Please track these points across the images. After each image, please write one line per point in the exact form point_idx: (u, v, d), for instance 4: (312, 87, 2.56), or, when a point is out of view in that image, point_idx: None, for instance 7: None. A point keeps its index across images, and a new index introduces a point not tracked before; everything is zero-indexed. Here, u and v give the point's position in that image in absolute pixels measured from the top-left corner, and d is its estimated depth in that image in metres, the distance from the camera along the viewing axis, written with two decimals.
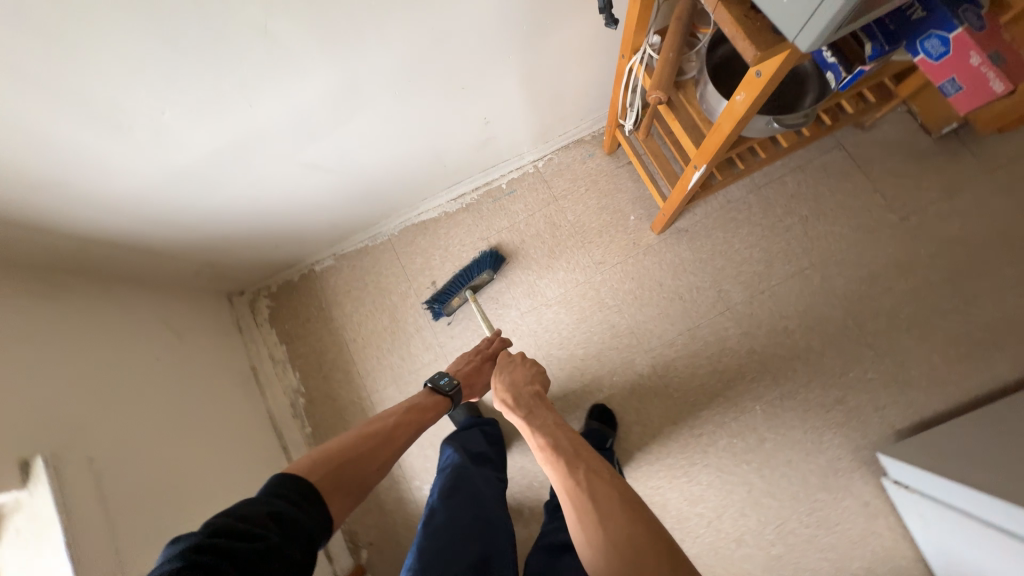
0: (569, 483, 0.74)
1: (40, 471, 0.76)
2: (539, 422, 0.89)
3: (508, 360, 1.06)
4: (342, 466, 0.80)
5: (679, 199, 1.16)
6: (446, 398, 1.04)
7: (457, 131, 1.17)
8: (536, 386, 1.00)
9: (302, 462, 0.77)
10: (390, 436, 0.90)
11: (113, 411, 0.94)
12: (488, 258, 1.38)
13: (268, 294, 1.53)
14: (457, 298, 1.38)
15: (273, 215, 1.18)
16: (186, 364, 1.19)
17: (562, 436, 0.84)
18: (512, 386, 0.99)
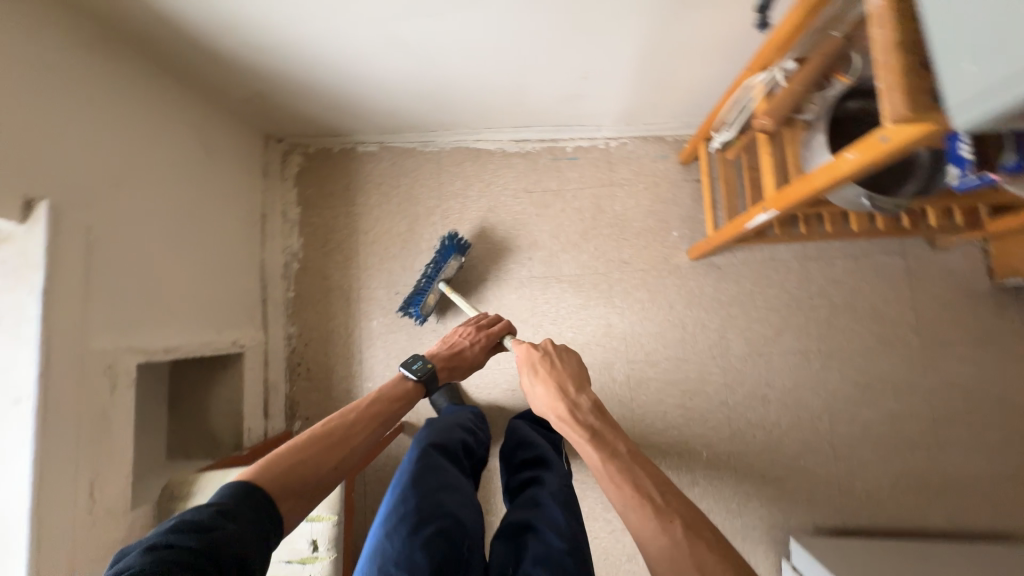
0: (662, 544, 0.63)
1: (42, 214, 0.77)
2: (609, 452, 0.75)
3: (554, 363, 0.89)
4: (303, 470, 0.75)
5: (730, 235, 1.12)
6: (419, 383, 0.97)
7: (555, 72, 1.11)
8: (592, 398, 0.84)
9: (253, 469, 0.72)
10: (355, 436, 0.84)
11: (120, 193, 0.93)
12: (450, 243, 1.31)
13: (303, 153, 1.51)
14: (432, 295, 1.31)
15: (341, 77, 1.12)
16: (205, 184, 1.18)
17: (639, 475, 0.72)
18: (567, 401, 0.84)
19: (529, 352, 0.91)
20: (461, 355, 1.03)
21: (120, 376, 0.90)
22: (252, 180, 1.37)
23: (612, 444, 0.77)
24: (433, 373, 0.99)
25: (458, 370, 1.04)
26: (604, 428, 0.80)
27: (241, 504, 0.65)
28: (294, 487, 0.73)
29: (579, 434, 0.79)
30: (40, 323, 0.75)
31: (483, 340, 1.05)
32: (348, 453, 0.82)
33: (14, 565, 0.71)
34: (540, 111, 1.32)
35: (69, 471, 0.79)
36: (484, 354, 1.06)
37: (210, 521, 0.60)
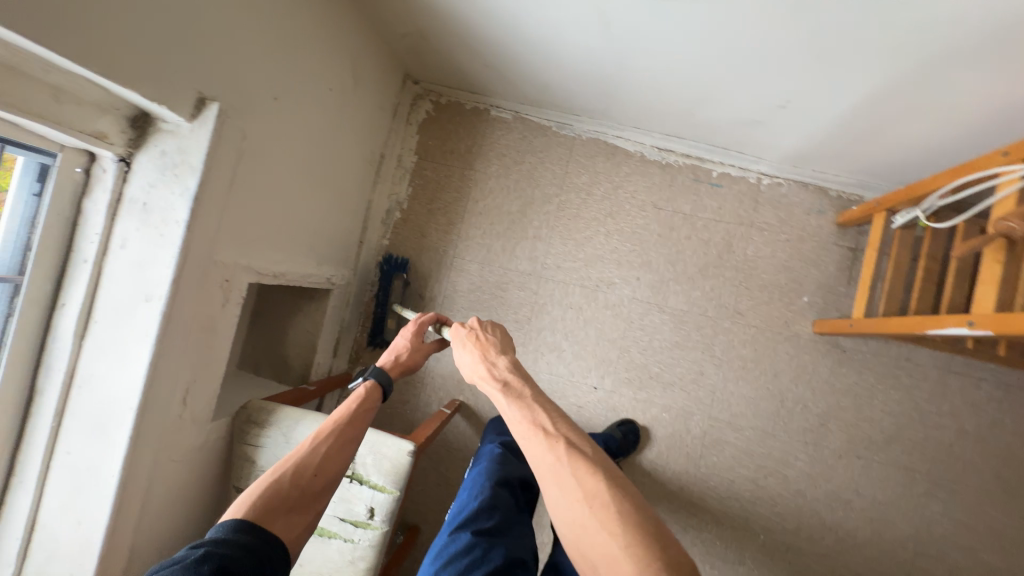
0: (549, 463, 0.63)
1: (210, 115, 0.73)
2: (512, 392, 0.74)
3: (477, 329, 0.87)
4: (287, 494, 0.68)
5: (889, 328, 0.98)
6: (374, 382, 0.89)
7: (752, 89, 0.98)
8: (506, 352, 0.82)
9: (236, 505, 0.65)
10: (328, 443, 0.76)
11: (278, 106, 0.89)
12: (396, 265, 1.38)
13: (434, 101, 1.44)
14: (391, 320, 1.35)
15: (514, 35, 1.02)
16: (346, 113, 1.14)
17: (536, 408, 0.71)
18: (483, 353, 0.82)
19: (455, 325, 0.89)
20: (400, 350, 0.98)
21: (233, 291, 0.89)
22: (382, 118, 1.32)
23: (517, 385, 0.75)
24: (375, 368, 0.93)
25: (408, 361, 0.97)
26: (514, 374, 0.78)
27: (234, 532, 0.60)
28: (281, 507, 0.66)
29: (488, 381, 0.77)
30: (183, 226, 0.73)
31: (413, 329, 0.99)
32: (330, 463, 0.74)
33: (112, 454, 0.72)
34: (705, 127, 1.19)
35: (172, 375, 0.79)
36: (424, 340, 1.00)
37: (183, 556, 0.54)
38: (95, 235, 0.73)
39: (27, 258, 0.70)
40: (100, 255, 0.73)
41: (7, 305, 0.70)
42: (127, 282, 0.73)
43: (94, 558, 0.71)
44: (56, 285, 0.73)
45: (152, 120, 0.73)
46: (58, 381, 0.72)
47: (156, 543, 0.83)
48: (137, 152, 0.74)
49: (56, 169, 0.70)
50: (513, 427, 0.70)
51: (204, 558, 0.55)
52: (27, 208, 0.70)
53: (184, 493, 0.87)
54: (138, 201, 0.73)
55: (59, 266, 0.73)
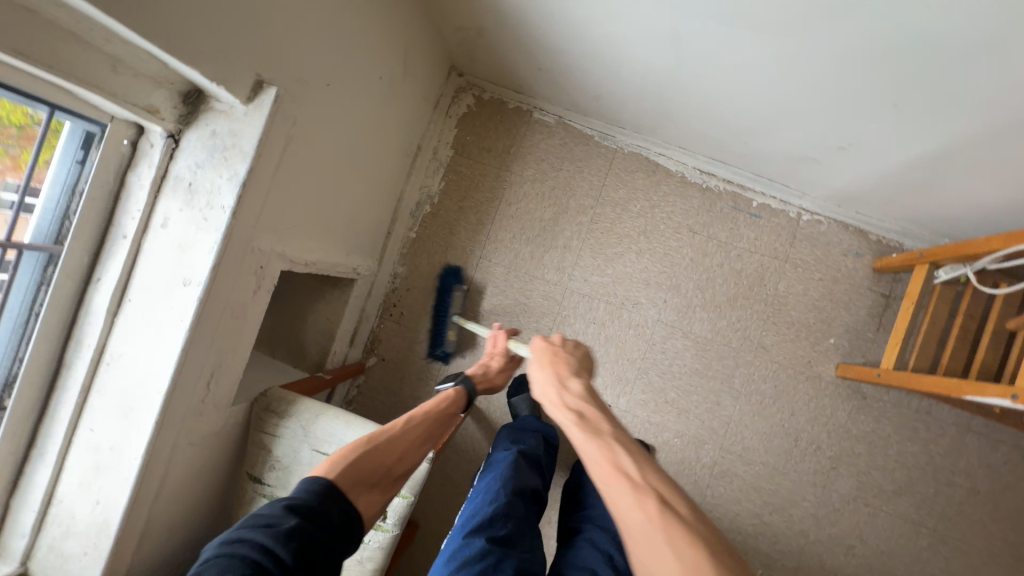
0: (637, 521, 0.53)
1: (266, 100, 0.70)
2: (590, 426, 0.65)
3: (558, 354, 0.84)
4: (374, 465, 0.76)
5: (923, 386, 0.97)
6: (463, 389, 1.01)
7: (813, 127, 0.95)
8: (582, 384, 0.75)
9: (336, 459, 0.73)
10: (413, 432, 0.85)
11: (330, 92, 0.86)
12: (452, 275, 1.35)
13: (477, 95, 1.40)
14: (451, 331, 1.32)
15: (576, 42, 0.99)
16: (392, 102, 1.11)
17: (617, 448, 0.61)
18: (556, 382, 0.76)
19: (535, 350, 0.86)
20: (488, 366, 1.10)
21: (265, 278, 0.87)
22: (424, 109, 1.29)
23: (596, 419, 0.67)
24: (466, 378, 1.05)
25: (492, 377, 1.09)
26: (592, 408, 0.70)
27: (318, 500, 0.65)
28: (366, 478, 0.74)
29: (562, 412, 0.70)
30: (228, 212, 0.70)
31: (498, 350, 1.11)
32: (410, 450, 0.84)
33: (136, 437, 0.71)
34: (754, 155, 1.16)
35: (201, 360, 0.77)
36: (507, 360, 1.12)
37: (277, 519, 0.59)
38: (137, 211, 0.70)
39: (65, 228, 0.68)
40: (140, 233, 0.71)
41: (40, 275, 0.68)
42: (166, 263, 0.71)
43: (110, 539, 0.71)
44: (93, 258, 0.71)
45: (205, 97, 0.70)
46: (87, 357, 0.71)
47: (167, 523, 0.83)
48: (186, 129, 0.71)
49: (103, 140, 0.67)
50: (591, 469, 0.61)
51: (292, 532, 0.59)
52: (68, 174, 0.67)
53: (199, 475, 0.87)
54: (183, 181, 0.71)
55: (98, 239, 0.71)
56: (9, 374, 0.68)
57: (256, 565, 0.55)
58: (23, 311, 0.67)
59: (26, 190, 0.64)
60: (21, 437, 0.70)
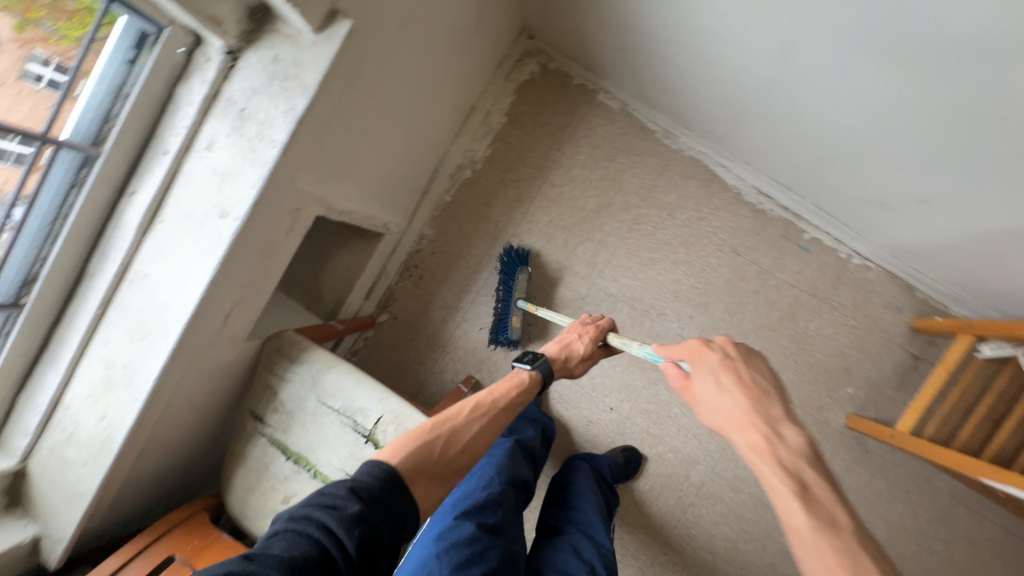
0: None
1: (337, 32, 0.64)
2: (824, 515, 0.49)
3: (754, 376, 0.62)
4: (435, 457, 0.69)
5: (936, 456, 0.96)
6: (539, 377, 0.87)
7: (896, 172, 0.89)
8: (805, 442, 0.55)
9: (394, 449, 0.68)
10: (481, 424, 0.76)
11: (401, 34, 0.80)
12: (515, 257, 1.25)
13: (542, 63, 1.31)
14: (517, 317, 1.22)
15: (671, 26, 0.91)
16: (457, 54, 1.03)
17: (871, 569, 0.45)
18: (761, 426, 0.57)
19: (713, 357, 0.65)
20: (572, 353, 0.93)
21: (299, 221, 0.83)
22: (485, 68, 1.21)
23: (831, 510, 0.50)
24: (544, 361, 0.89)
25: (573, 366, 0.93)
26: (818, 480, 0.52)
27: (381, 488, 0.61)
28: (425, 471, 0.67)
29: (778, 475, 0.53)
30: (278, 148, 0.65)
31: (591, 333, 0.93)
32: (475, 443, 0.75)
33: (150, 360, 0.69)
34: (821, 187, 1.09)
35: (224, 294, 0.74)
36: (596, 348, 0.95)
37: (340, 502, 0.57)
38: (182, 128, 0.66)
39: (105, 132, 0.64)
40: (182, 152, 0.67)
41: (73, 176, 0.64)
42: (205, 190, 0.67)
43: (112, 455, 0.70)
44: (129, 169, 0.67)
45: (273, 17, 0.64)
46: (110, 270, 0.68)
47: (167, 444, 0.83)
48: (247, 48, 0.65)
49: (158, 44, 0.62)
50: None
51: (358, 519, 0.56)
52: (115, 74, 0.62)
53: (204, 404, 0.86)
54: (235, 105, 0.66)
55: (137, 150, 0.67)
56: (29, 273, 0.65)
57: (319, 547, 0.54)
58: (51, 212, 0.64)
59: (52, 67, 0.56)
60: (36, 337, 0.69)
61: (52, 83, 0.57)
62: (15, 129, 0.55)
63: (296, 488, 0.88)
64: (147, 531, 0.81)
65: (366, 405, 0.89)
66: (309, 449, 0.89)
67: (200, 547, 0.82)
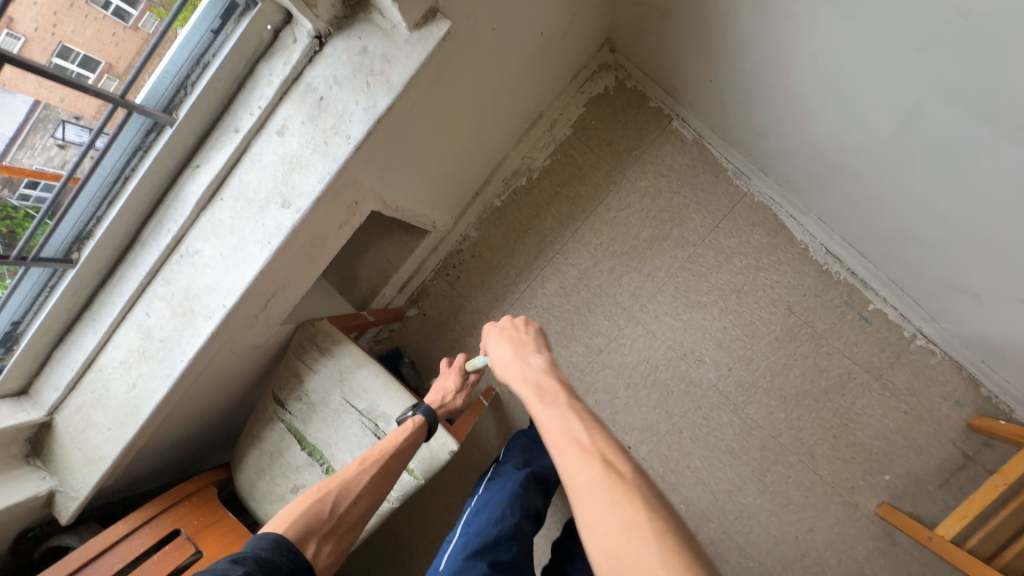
0: (589, 489, 0.48)
1: (433, 33, 0.60)
2: (545, 393, 0.61)
3: (522, 329, 0.76)
4: (325, 517, 0.70)
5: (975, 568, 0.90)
6: (423, 419, 0.82)
7: (999, 265, 0.81)
8: (543, 357, 0.69)
9: (281, 516, 0.69)
10: (374, 474, 0.75)
11: (491, 38, 0.75)
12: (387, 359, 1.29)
13: (619, 79, 1.25)
14: None
15: (777, 65, 0.84)
16: (539, 60, 0.98)
17: (571, 417, 0.57)
18: (520, 357, 0.70)
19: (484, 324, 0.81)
20: (446, 391, 0.92)
21: (354, 216, 0.80)
22: (561, 77, 1.16)
23: (553, 390, 0.62)
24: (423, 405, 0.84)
25: (452, 403, 0.91)
26: (550, 377, 0.65)
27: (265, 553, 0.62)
28: (316, 532, 0.68)
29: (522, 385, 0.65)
30: (351, 145, 0.62)
31: (454, 369, 0.94)
32: (371, 494, 0.75)
33: (189, 338, 0.67)
34: (903, 261, 1.01)
35: (270, 281, 0.72)
36: (468, 379, 0.95)
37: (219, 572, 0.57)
38: (256, 108, 0.63)
39: (179, 99, 0.61)
40: (253, 133, 0.64)
41: (140, 140, 0.61)
42: (271, 176, 0.64)
43: (135, 425, 0.69)
44: (197, 143, 0.65)
45: (369, 6, 0.60)
46: (163, 242, 0.66)
47: (187, 416, 0.82)
48: (336, 35, 0.61)
49: (248, 17, 0.58)
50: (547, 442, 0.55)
51: None
52: (199, 42, 0.59)
53: (230, 382, 0.85)
54: (315, 92, 0.62)
55: (209, 124, 0.64)
56: (82, 230, 0.64)
57: None
58: (113, 173, 0.62)
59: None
60: (81, 295, 0.68)
61: (118, 12, 0.52)
62: (77, 51, 0.52)
63: (307, 480, 0.86)
64: (161, 498, 0.81)
65: (389, 411, 0.87)
66: (325, 444, 0.87)
67: (205, 524, 0.81)
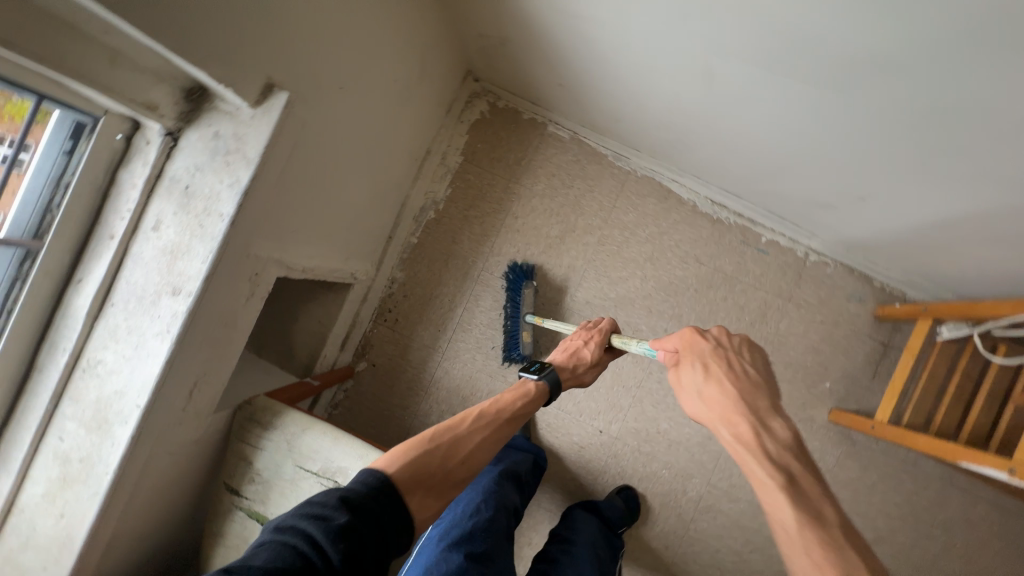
0: None
1: (273, 105, 0.66)
2: (803, 499, 0.52)
3: (743, 376, 0.66)
4: (433, 463, 0.69)
5: (899, 440, 1.00)
6: (547, 386, 0.89)
7: (830, 174, 0.95)
8: (790, 434, 0.59)
9: (393, 454, 0.68)
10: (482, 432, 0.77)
11: (343, 95, 0.82)
12: (518, 274, 1.26)
13: (491, 102, 1.36)
14: (525, 333, 1.24)
15: (601, 60, 0.96)
16: (406, 106, 1.07)
17: (850, 556, 0.47)
18: (750, 419, 0.61)
19: (695, 337, 0.73)
20: (579, 357, 0.95)
21: (259, 286, 0.82)
22: (435, 113, 1.25)
23: (813, 499, 0.52)
24: (551, 371, 0.91)
25: (582, 373, 0.95)
26: (801, 471, 0.56)
27: (370, 498, 0.59)
28: (423, 476, 0.67)
29: (761, 464, 0.56)
30: (224, 221, 0.66)
31: (596, 339, 0.96)
32: (476, 452, 0.75)
33: (109, 450, 0.66)
34: (768, 193, 1.14)
35: (185, 371, 0.73)
36: (602, 353, 0.97)
37: (329, 511, 0.55)
38: (126, 211, 0.66)
39: (47, 222, 0.63)
40: (129, 234, 0.66)
41: (14, 271, 0.62)
42: (155, 271, 0.66)
43: (72, 555, 0.67)
44: (74, 259, 0.66)
45: (211, 97, 0.66)
46: (61, 362, 0.66)
47: (137, 533, 0.79)
48: (187, 127, 0.66)
49: (95, 133, 0.62)
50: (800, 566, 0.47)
51: (344, 525, 0.54)
52: (53, 166, 0.62)
53: (175, 485, 0.83)
54: (179, 182, 0.66)
55: (82, 238, 0.66)
56: None
57: (302, 556, 0.51)
58: None
59: None
60: None
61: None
62: None
63: None
64: None
65: (346, 463, 0.87)
66: None
67: None
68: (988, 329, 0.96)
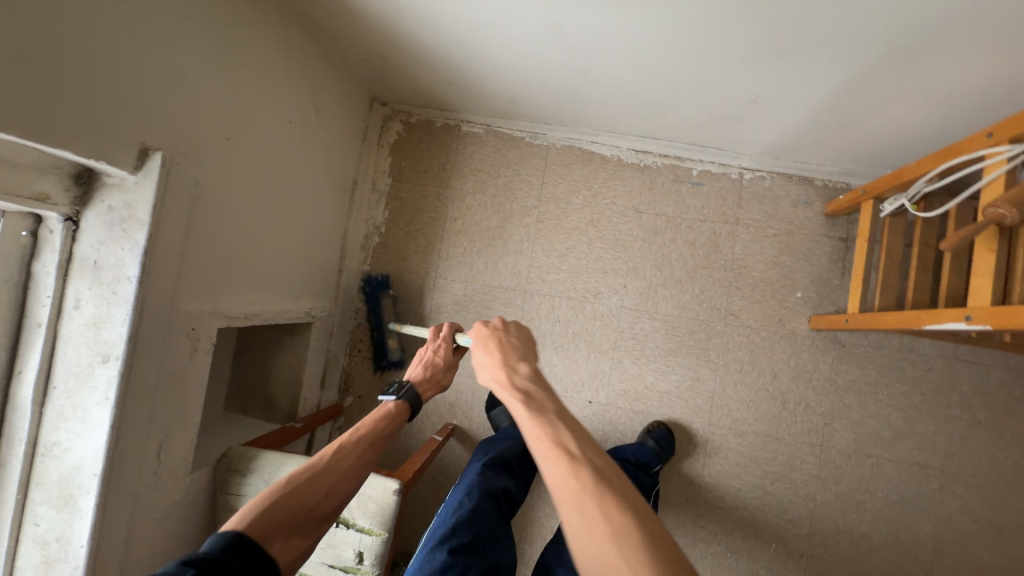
0: (596, 527, 0.46)
1: (153, 166, 0.71)
2: (533, 403, 0.60)
3: (499, 337, 0.73)
4: (294, 506, 0.65)
5: (869, 326, 0.97)
6: (406, 402, 0.87)
7: (717, 87, 0.95)
8: (532, 366, 0.67)
9: (250, 503, 0.63)
10: (350, 459, 0.74)
11: (235, 146, 0.88)
12: (376, 283, 1.32)
13: (403, 120, 1.41)
14: (393, 339, 1.30)
15: (470, 49, 0.99)
16: (312, 144, 1.12)
17: (563, 431, 0.56)
18: (503, 361, 0.68)
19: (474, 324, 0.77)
20: (433, 368, 0.95)
21: (201, 340, 0.86)
22: (351, 145, 1.31)
23: (541, 399, 0.61)
24: (411, 388, 0.90)
25: (439, 382, 0.96)
26: (538, 386, 0.63)
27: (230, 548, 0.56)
28: (284, 520, 0.63)
29: (508, 392, 0.63)
30: (133, 284, 0.70)
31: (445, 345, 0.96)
32: (345, 482, 0.72)
33: (80, 524, 0.69)
34: (679, 125, 1.15)
35: (141, 435, 0.76)
36: (453, 356, 0.98)
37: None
38: (47, 298, 0.71)
39: None
40: (55, 319, 0.71)
41: None
42: (84, 346, 0.70)
43: None
44: (12, 354, 0.71)
45: (97, 176, 0.71)
46: (20, 452, 0.70)
47: None
48: (84, 208, 0.72)
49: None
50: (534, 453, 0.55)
51: None
52: None
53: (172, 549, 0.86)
54: (88, 260, 0.71)
55: (15, 333, 0.71)
56: None
57: None
58: None
59: None
60: None
61: None
62: None
63: None
64: None
65: None
66: None
67: None
68: (920, 192, 0.93)
